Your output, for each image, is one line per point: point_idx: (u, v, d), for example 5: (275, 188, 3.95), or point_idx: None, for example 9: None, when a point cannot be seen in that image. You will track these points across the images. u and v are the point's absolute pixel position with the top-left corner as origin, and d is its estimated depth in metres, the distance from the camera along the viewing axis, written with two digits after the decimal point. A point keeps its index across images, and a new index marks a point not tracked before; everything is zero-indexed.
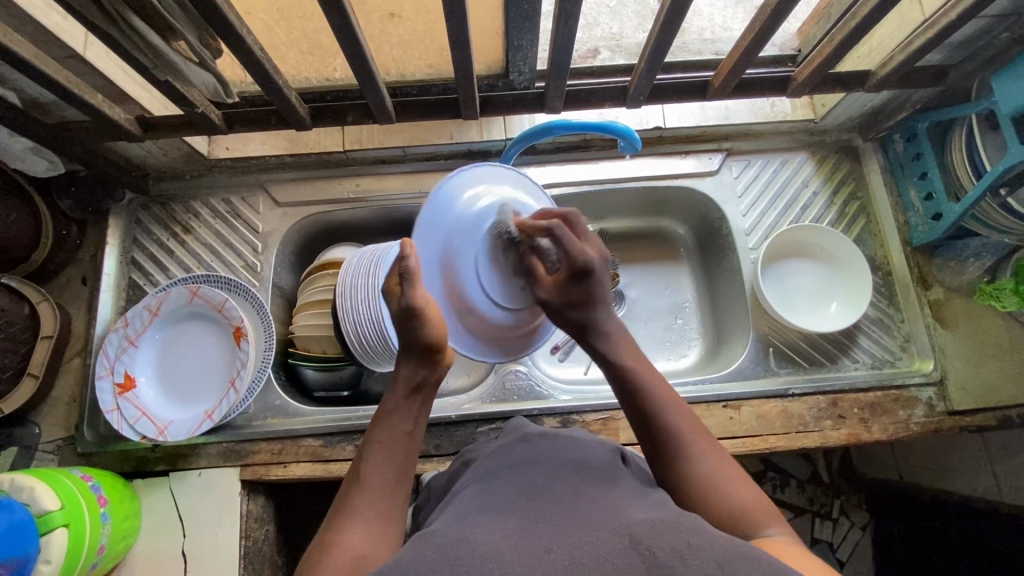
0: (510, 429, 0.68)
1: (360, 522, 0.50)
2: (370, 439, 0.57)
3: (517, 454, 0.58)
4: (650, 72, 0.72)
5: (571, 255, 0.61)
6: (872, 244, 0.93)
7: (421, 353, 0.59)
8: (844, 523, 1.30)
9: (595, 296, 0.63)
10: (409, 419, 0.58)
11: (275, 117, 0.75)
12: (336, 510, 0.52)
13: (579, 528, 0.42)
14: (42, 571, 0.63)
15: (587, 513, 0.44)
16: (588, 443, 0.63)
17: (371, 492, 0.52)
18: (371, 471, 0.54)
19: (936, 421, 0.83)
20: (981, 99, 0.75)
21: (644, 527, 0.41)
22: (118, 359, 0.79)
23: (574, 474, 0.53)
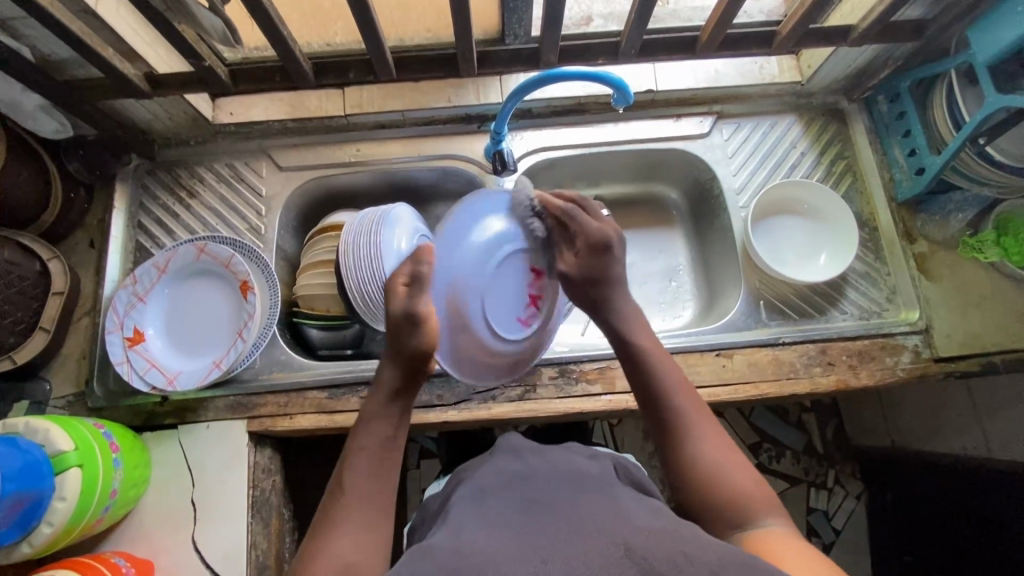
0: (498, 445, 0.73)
1: (348, 528, 0.54)
2: (351, 446, 0.60)
3: (517, 469, 0.64)
4: (640, 26, 0.75)
5: (588, 230, 0.71)
6: (860, 201, 0.96)
7: (408, 360, 0.64)
8: (839, 492, 1.33)
9: (610, 274, 0.72)
10: (389, 424, 0.62)
11: (280, 74, 0.79)
12: (323, 518, 0.56)
13: (582, 539, 0.48)
14: (58, 508, 0.65)
15: (585, 524, 0.50)
16: (580, 457, 0.69)
17: (358, 501, 0.56)
18: (353, 480, 0.57)
19: (922, 367, 0.86)
20: (959, 54, 0.78)
21: (641, 539, 0.47)
22: (127, 315, 0.81)
23: (569, 488, 0.58)
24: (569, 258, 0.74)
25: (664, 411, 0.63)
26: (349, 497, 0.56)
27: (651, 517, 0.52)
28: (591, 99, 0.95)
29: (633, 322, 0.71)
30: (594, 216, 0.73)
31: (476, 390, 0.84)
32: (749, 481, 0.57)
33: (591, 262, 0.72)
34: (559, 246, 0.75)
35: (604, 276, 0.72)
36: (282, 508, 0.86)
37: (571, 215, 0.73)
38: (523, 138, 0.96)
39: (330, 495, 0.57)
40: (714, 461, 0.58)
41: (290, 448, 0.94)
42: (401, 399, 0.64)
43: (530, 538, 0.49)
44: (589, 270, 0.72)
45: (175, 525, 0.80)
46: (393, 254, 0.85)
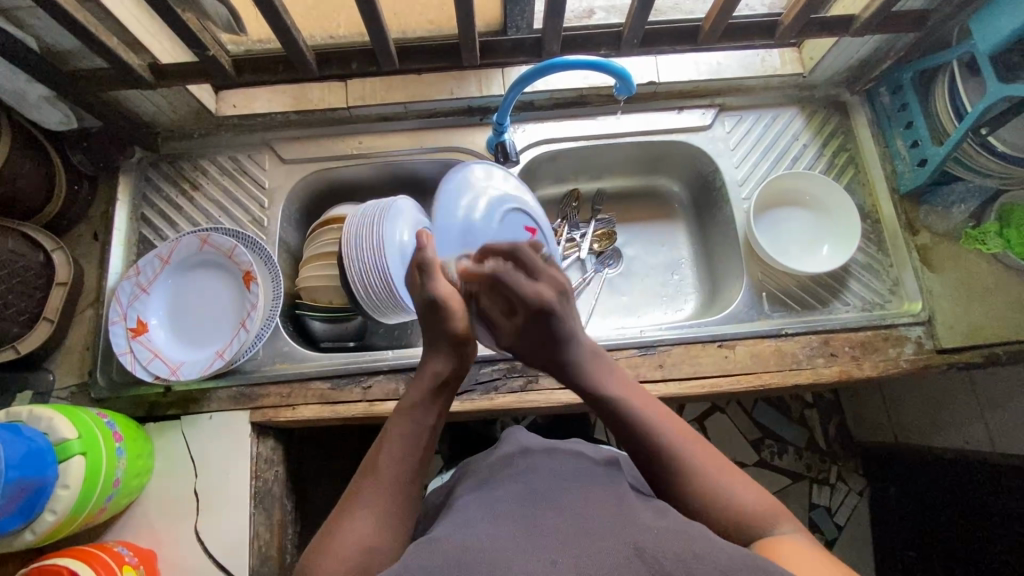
0: (506, 440, 0.73)
1: (373, 510, 0.54)
2: (389, 430, 0.61)
3: (521, 464, 0.64)
4: (641, 15, 0.75)
5: (523, 296, 0.65)
6: (862, 192, 0.96)
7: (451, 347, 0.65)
8: (842, 488, 1.33)
9: (560, 335, 0.66)
10: (431, 414, 0.63)
11: (282, 64, 0.80)
12: (351, 496, 0.56)
13: (590, 539, 0.47)
14: (60, 496, 0.65)
15: (591, 523, 0.50)
16: (585, 454, 0.67)
17: (391, 486, 0.56)
18: (386, 463, 0.57)
19: (925, 358, 0.86)
20: (962, 44, 0.78)
21: (650, 539, 0.47)
22: (130, 306, 0.82)
23: (575, 481, 0.58)
24: (504, 327, 0.68)
25: (648, 448, 0.60)
26: (378, 479, 0.56)
27: (657, 519, 0.52)
28: (593, 91, 0.96)
29: (590, 368, 0.67)
30: (533, 274, 0.68)
31: (478, 381, 0.84)
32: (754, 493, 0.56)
33: (536, 330, 0.66)
34: (489, 316, 0.68)
35: (560, 338, 0.66)
36: (284, 499, 0.86)
37: (501, 278, 0.66)
38: (525, 131, 0.96)
39: (362, 474, 0.58)
40: (712, 480, 0.57)
41: (292, 440, 0.94)
42: (444, 388, 0.65)
43: (538, 535, 0.48)
44: (539, 338, 0.67)
45: (177, 515, 0.80)
46: (395, 247, 0.84)
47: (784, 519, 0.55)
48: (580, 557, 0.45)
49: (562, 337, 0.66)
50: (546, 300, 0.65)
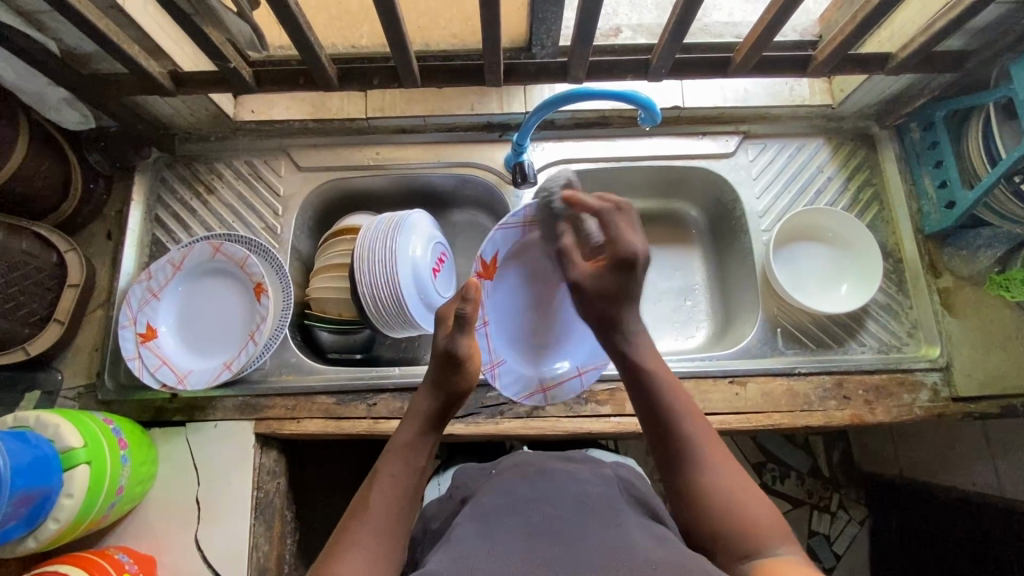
0: (508, 462, 0.72)
1: (365, 546, 0.53)
2: (382, 468, 0.60)
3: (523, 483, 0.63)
4: (673, 45, 0.73)
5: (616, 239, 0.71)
6: (885, 229, 0.93)
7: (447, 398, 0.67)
8: (842, 518, 1.31)
9: (627, 292, 0.71)
10: (422, 457, 0.63)
11: (303, 77, 0.77)
12: (342, 531, 0.55)
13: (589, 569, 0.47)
14: (65, 505, 0.65)
15: (594, 555, 0.49)
16: (581, 472, 0.66)
17: (381, 524, 0.55)
18: (380, 501, 0.57)
19: (941, 406, 0.84)
20: (1000, 88, 0.75)
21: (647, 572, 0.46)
22: (140, 310, 0.82)
23: (578, 509, 0.57)
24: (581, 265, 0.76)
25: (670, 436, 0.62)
26: (370, 519, 0.55)
27: (656, 547, 0.51)
28: (616, 112, 0.94)
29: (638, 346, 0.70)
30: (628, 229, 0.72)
31: (484, 404, 0.84)
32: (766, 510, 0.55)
33: (610, 278, 0.71)
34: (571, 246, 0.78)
35: (620, 293, 0.71)
36: (285, 509, 0.86)
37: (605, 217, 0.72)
38: (543, 149, 0.95)
39: (350, 514, 0.57)
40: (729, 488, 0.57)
41: (296, 451, 0.94)
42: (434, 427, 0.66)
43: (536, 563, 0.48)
44: (607, 284, 0.71)
45: (178, 522, 0.80)
46: (408, 262, 0.84)
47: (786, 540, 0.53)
48: None
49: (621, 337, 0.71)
50: (633, 251, 0.71)
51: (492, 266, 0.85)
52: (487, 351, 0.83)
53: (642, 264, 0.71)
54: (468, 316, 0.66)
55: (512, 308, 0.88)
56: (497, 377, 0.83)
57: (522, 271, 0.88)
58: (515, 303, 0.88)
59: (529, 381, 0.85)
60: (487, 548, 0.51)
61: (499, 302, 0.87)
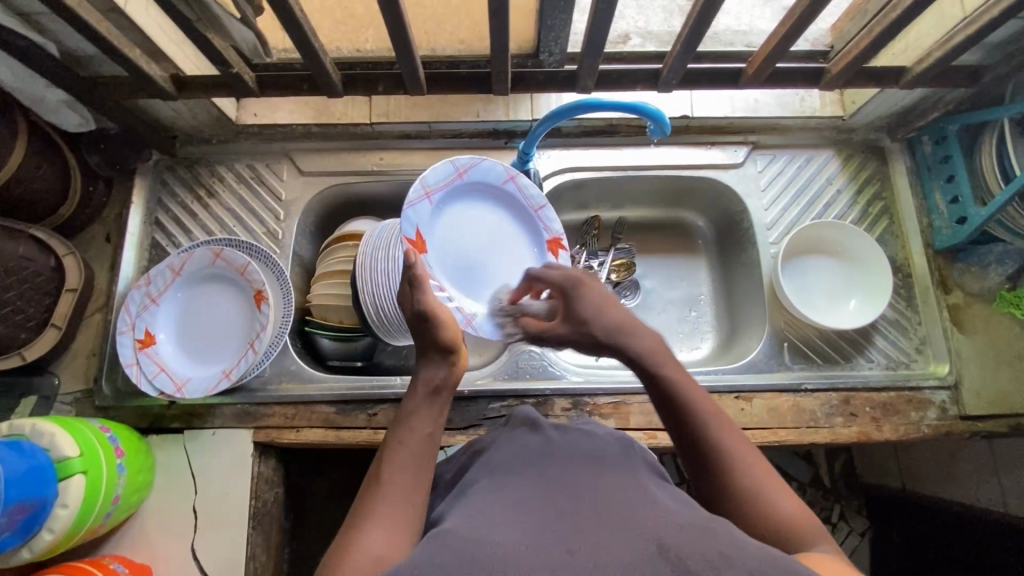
0: (517, 414, 0.68)
1: (380, 525, 0.47)
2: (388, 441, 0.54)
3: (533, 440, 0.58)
4: (684, 56, 0.72)
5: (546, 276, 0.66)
6: (894, 244, 0.92)
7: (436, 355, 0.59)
8: (843, 528, 1.26)
9: (598, 308, 0.60)
10: (431, 420, 0.55)
11: (308, 83, 0.76)
12: (355, 512, 0.49)
13: (615, 529, 0.42)
14: (59, 515, 0.64)
15: (618, 515, 0.44)
16: (596, 433, 0.59)
17: (391, 494, 0.49)
18: (392, 476, 0.51)
19: (948, 424, 0.83)
20: (1015, 104, 0.74)
21: (676, 534, 0.41)
22: (139, 316, 0.81)
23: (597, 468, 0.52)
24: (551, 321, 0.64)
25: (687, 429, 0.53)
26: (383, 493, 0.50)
27: (681, 507, 0.46)
28: (623, 121, 0.93)
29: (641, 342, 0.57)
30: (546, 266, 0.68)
31: (486, 416, 0.83)
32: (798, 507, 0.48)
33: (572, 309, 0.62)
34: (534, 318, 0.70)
35: (594, 314, 0.59)
36: (283, 518, 0.85)
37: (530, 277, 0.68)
38: (549, 156, 0.94)
39: (362, 494, 0.51)
40: (759, 488, 0.49)
41: (294, 458, 0.93)
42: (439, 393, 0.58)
43: (554, 522, 0.43)
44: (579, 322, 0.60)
45: (175, 530, 0.79)
46: None
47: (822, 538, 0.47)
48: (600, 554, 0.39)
49: (617, 330, 0.58)
50: (571, 276, 0.64)
51: (419, 241, 0.77)
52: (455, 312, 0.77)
53: (590, 282, 0.63)
54: (419, 275, 0.63)
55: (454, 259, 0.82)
56: (480, 330, 0.78)
57: (455, 213, 0.83)
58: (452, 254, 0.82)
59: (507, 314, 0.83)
60: (497, 509, 0.46)
61: (439, 260, 0.80)
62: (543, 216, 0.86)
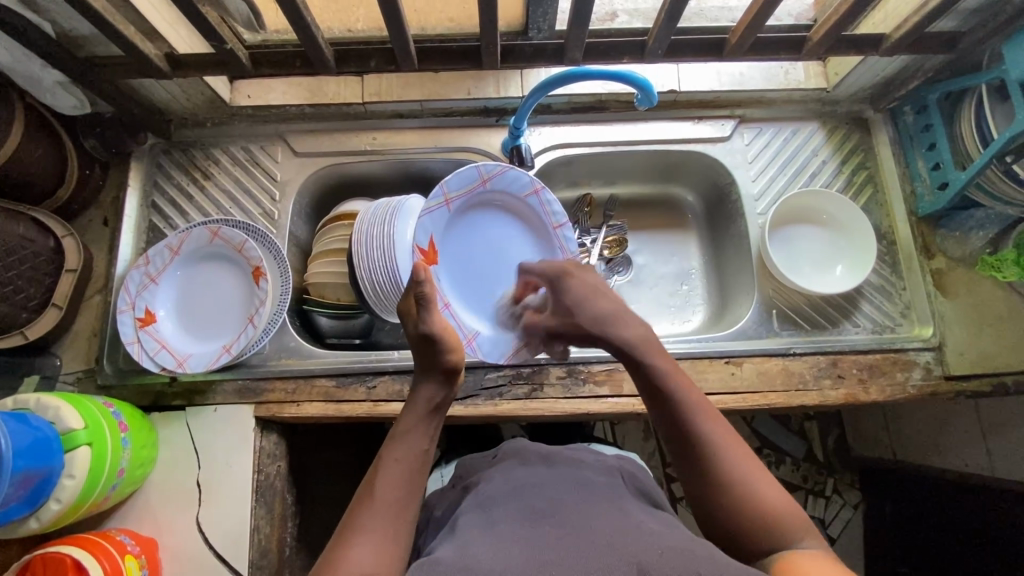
0: (509, 452, 0.72)
1: (373, 537, 0.51)
2: (385, 456, 0.58)
3: (526, 477, 0.62)
4: (668, 28, 0.74)
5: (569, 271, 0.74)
6: (879, 213, 0.95)
7: (442, 376, 0.64)
8: (837, 501, 1.31)
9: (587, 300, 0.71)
10: (425, 438, 0.60)
11: (300, 59, 0.77)
12: (348, 521, 0.53)
13: (590, 557, 0.46)
14: (66, 485, 0.66)
15: (598, 540, 0.48)
16: (584, 465, 0.66)
17: (384, 510, 0.54)
18: (387, 492, 0.55)
19: (933, 385, 0.85)
20: (992, 69, 0.76)
21: (655, 558, 0.45)
22: (139, 295, 0.82)
23: (577, 497, 0.56)
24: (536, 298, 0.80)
25: (685, 434, 0.57)
26: (375, 507, 0.54)
27: (659, 534, 0.50)
28: (612, 96, 0.94)
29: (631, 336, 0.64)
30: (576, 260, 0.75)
31: (483, 386, 0.85)
32: (779, 496, 0.54)
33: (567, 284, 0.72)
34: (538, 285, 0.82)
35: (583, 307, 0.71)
36: (286, 493, 0.87)
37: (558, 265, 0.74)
38: (540, 134, 0.95)
39: (357, 502, 0.55)
40: (739, 476, 0.55)
41: (296, 435, 0.94)
42: (437, 413, 0.63)
43: (540, 551, 0.47)
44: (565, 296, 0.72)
45: (179, 504, 0.80)
46: (405, 247, 0.83)
47: (806, 529, 0.53)
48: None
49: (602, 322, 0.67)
50: (568, 254, 0.73)
51: (431, 250, 0.84)
52: (458, 329, 0.83)
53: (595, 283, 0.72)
54: (427, 294, 0.65)
55: (470, 273, 0.88)
56: (478, 350, 0.83)
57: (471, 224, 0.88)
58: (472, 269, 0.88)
59: (506, 337, 0.85)
60: (488, 540, 0.50)
61: (449, 267, 0.86)
62: (563, 234, 0.89)
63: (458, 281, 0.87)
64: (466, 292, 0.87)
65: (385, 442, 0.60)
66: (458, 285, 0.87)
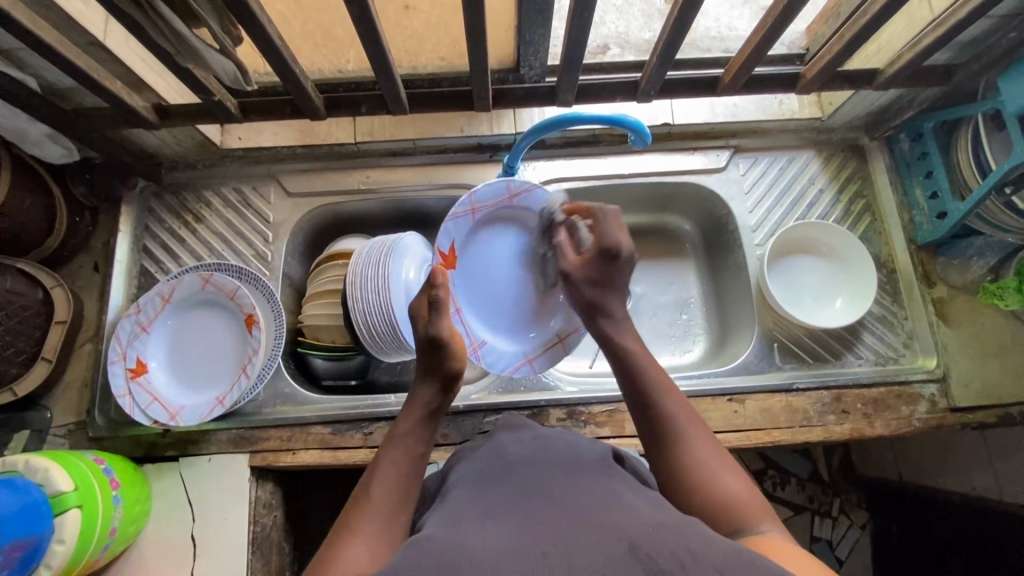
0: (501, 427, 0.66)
1: (370, 534, 0.50)
2: (382, 457, 0.57)
3: (515, 455, 0.57)
4: (662, 68, 0.73)
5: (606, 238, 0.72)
6: (878, 241, 0.94)
7: (443, 379, 0.64)
8: (844, 521, 1.26)
9: (613, 283, 0.72)
10: (423, 440, 0.60)
11: (290, 106, 0.77)
12: (343, 524, 0.52)
13: (585, 530, 0.42)
14: (57, 551, 0.64)
15: (589, 515, 0.44)
16: (579, 439, 0.62)
17: (379, 508, 0.52)
18: (383, 490, 0.54)
19: (938, 417, 0.84)
20: (988, 100, 0.75)
21: (645, 534, 0.41)
22: (130, 345, 0.80)
23: (573, 473, 0.52)
24: (573, 259, 0.77)
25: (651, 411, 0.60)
26: (371, 506, 0.52)
27: (653, 511, 0.46)
28: (606, 131, 0.94)
29: (620, 328, 0.69)
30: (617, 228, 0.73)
31: (482, 430, 0.83)
32: (741, 483, 0.52)
33: (600, 268, 0.72)
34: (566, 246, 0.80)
35: (603, 283, 0.72)
36: (282, 542, 0.85)
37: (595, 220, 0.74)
38: (534, 168, 0.95)
39: (353, 504, 0.53)
40: (702, 459, 0.55)
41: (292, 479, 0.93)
42: (435, 417, 0.63)
43: (527, 524, 0.44)
44: (596, 274, 0.72)
45: (173, 559, 0.78)
46: (402, 286, 0.82)
47: (767, 518, 0.50)
48: (571, 553, 0.39)
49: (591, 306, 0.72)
50: (615, 245, 0.72)
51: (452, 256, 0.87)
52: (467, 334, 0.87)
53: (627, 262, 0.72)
54: (441, 299, 0.68)
55: (490, 287, 0.90)
56: (481, 358, 0.86)
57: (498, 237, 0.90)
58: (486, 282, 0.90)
59: (517, 355, 0.88)
60: (477, 518, 0.46)
61: (469, 277, 0.89)
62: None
63: (477, 295, 0.89)
64: (486, 309, 0.90)
65: (383, 443, 0.59)
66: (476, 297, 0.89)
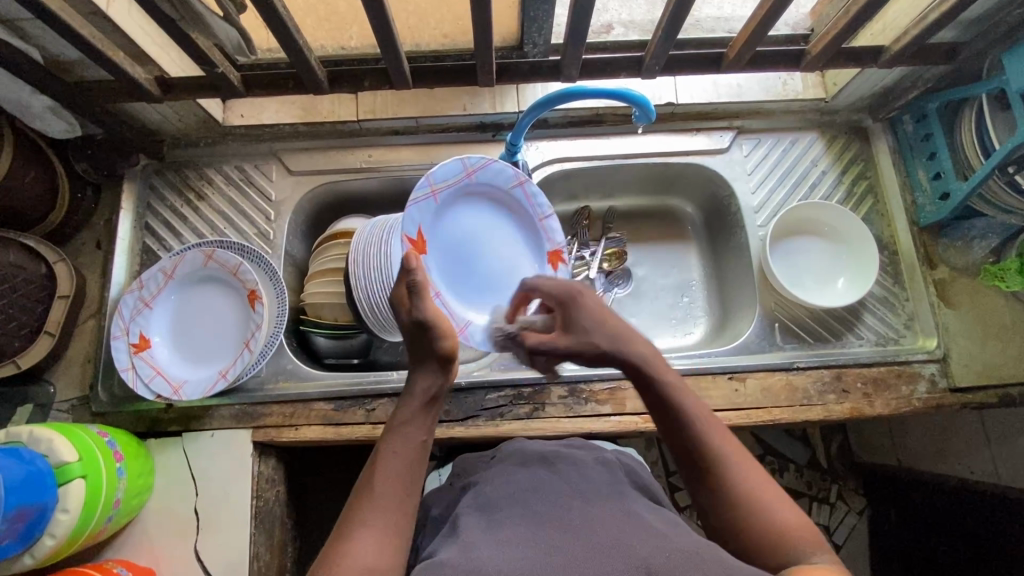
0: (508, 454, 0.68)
1: (376, 530, 0.50)
2: (382, 449, 0.56)
3: (524, 480, 0.57)
4: (666, 42, 0.73)
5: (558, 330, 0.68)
6: (879, 222, 0.94)
7: (436, 364, 0.62)
8: (841, 507, 1.28)
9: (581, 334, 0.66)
10: (423, 429, 0.59)
11: (293, 81, 0.76)
12: (347, 517, 0.52)
13: (600, 557, 0.43)
14: (60, 520, 0.64)
15: (604, 539, 0.45)
16: (582, 458, 0.63)
17: (383, 503, 0.52)
18: (384, 486, 0.53)
19: (938, 397, 0.84)
20: (992, 79, 0.74)
21: (664, 561, 0.42)
22: (132, 320, 0.81)
23: (577, 495, 0.53)
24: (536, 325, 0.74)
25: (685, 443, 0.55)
26: (374, 502, 0.52)
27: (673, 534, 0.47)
28: (610, 110, 0.93)
29: (637, 342, 0.62)
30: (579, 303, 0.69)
31: (484, 407, 0.84)
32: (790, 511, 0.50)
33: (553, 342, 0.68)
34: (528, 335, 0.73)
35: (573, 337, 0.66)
36: (284, 517, 0.86)
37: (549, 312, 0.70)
38: (537, 149, 0.94)
39: (354, 500, 0.53)
40: (746, 486, 0.52)
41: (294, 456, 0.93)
42: (435, 404, 0.61)
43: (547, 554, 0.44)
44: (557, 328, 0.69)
45: (177, 533, 0.79)
46: None
47: (817, 545, 0.49)
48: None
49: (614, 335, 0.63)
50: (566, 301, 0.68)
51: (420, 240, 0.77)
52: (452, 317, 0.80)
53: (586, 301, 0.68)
54: (420, 283, 0.63)
55: (462, 258, 0.82)
56: (470, 340, 0.80)
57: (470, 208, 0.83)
58: (454, 261, 0.82)
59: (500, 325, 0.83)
60: (493, 544, 0.46)
61: (444, 248, 0.81)
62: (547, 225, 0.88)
63: (455, 268, 0.82)
64: (461, 281, 0.82)
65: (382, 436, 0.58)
66: (451, 268, 0.82)
